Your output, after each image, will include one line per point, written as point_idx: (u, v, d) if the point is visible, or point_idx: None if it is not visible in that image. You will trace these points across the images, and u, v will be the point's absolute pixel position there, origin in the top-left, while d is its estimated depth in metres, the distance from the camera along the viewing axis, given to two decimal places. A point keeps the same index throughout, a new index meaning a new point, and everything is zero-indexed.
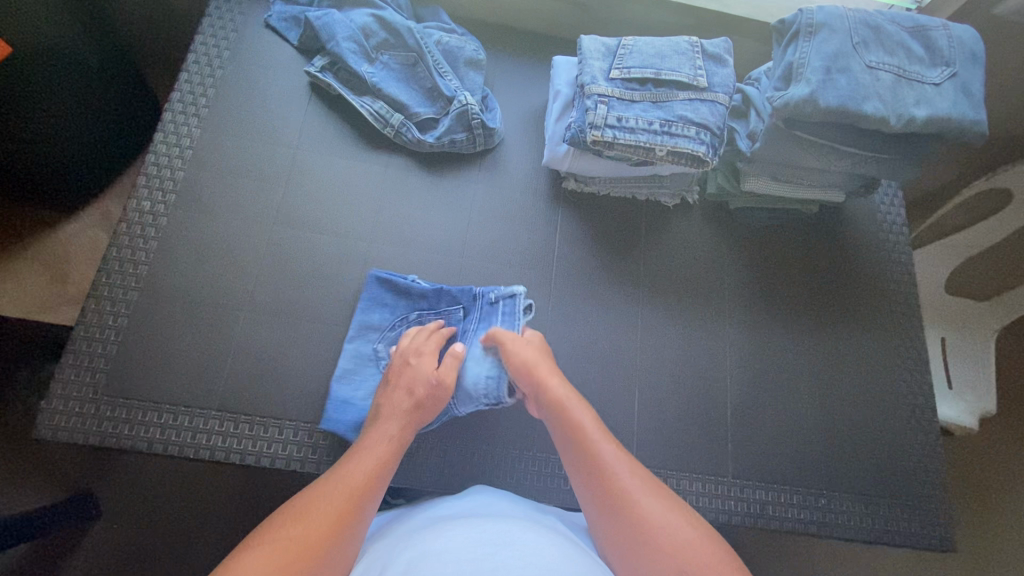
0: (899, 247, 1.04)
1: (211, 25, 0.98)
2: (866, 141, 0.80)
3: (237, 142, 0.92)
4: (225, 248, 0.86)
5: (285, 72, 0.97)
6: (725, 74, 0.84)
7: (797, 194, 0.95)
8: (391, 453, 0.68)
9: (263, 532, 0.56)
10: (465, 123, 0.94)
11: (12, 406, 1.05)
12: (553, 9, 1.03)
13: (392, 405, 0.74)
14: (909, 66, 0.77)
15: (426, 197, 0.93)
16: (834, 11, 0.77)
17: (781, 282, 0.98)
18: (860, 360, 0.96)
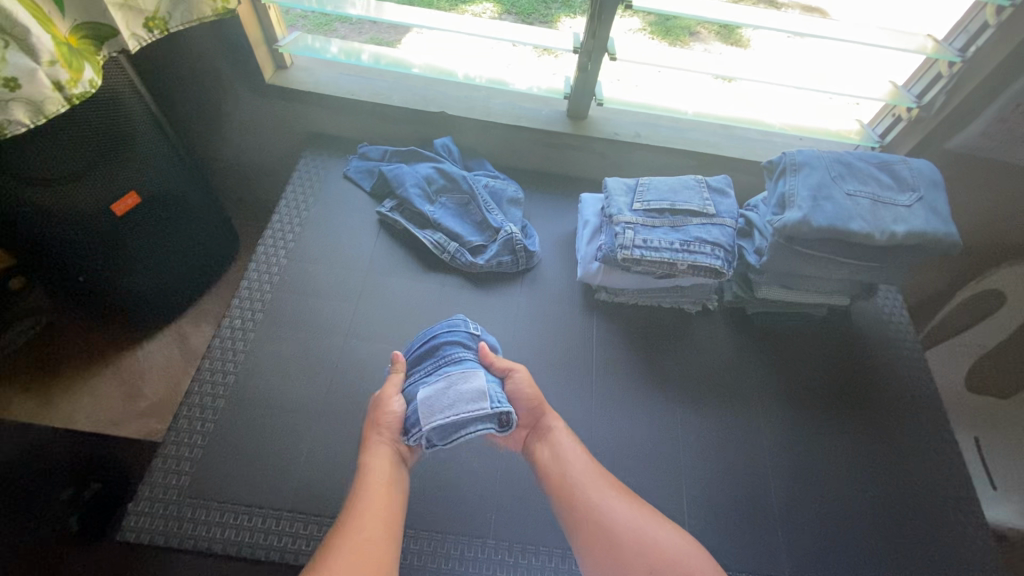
0: (907, 344, 1.13)
1: (300, 177, 1.21)
2: (857, 253, 0.94)
3: (318, 270, 1.08)
4: (301, 358, 0.98)
5: (359, 212, 1.16)
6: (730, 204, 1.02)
7: (806, 299, 1.07)
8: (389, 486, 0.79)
9: None
10: (511, 248, 1.10)
11: (45, 522, 1.05)
12: (577, 157, 1.25)
13: (376, 464, 0.81)
14: (883, 192, 0.93)
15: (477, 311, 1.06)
16: (811, 155, 0.95)
17: (805, 379, 1.06)
18: (893, 453, 1.00)
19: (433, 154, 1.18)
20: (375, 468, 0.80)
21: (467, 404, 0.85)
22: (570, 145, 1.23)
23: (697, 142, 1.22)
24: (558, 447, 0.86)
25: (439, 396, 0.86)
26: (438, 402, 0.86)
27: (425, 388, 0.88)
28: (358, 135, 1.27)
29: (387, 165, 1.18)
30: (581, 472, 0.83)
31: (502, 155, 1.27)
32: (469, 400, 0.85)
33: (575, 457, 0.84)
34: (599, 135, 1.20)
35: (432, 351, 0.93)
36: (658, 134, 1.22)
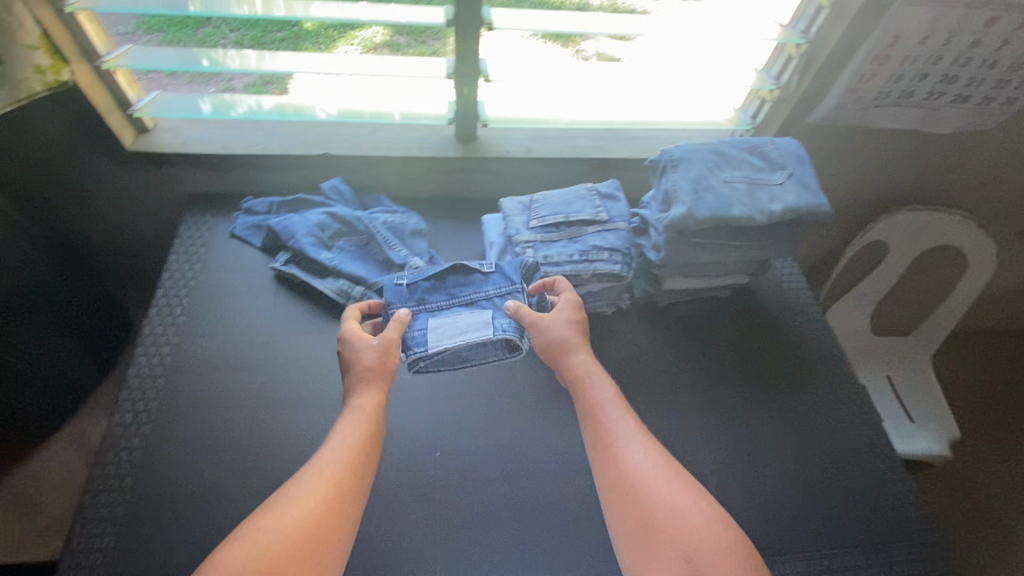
0: (809, 308, 1.20)
1: (183, 244, 1.13)
2: (744, 235, 0.99)
3: (215, 342, 1.01)
4: (208, 441, 0.91)
5: (253, 271, 1.10)
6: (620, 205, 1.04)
7: (709, 284, 1.11)
8: (360, 450, 0.75)
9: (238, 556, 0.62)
10: None
11: None
12: (474, 179, 1.24)
13: (360, 407, 0.80)
14: (757, 175, 0.97)
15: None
16: (687, 149, 0.99)
17: (721, 360, 1.11)
18: (811, 415, 1.06)
19: (323, 199, 1.14)
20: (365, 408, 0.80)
21: (476, 332, 0.91)
22: (464, 168, 1.22)
23: (587, 148, 1.24)
24: (588, 390, 0.84)
25: (447, 325, 0.92)
26: (445, 330, 0.91)
27: (434, 318, 0.92)
28: (242, 189, 1.20)
29: (276, 218, 1.12)
30: (609, 417, 0.81)
31: (398, 188, 1.24)
32: (474, 329, 0.91)
33: (605, 400, 0.83)
34: (490, 155, 1.19)
35: (442, 276, 0.96)
36: (548, 146, 1.23)
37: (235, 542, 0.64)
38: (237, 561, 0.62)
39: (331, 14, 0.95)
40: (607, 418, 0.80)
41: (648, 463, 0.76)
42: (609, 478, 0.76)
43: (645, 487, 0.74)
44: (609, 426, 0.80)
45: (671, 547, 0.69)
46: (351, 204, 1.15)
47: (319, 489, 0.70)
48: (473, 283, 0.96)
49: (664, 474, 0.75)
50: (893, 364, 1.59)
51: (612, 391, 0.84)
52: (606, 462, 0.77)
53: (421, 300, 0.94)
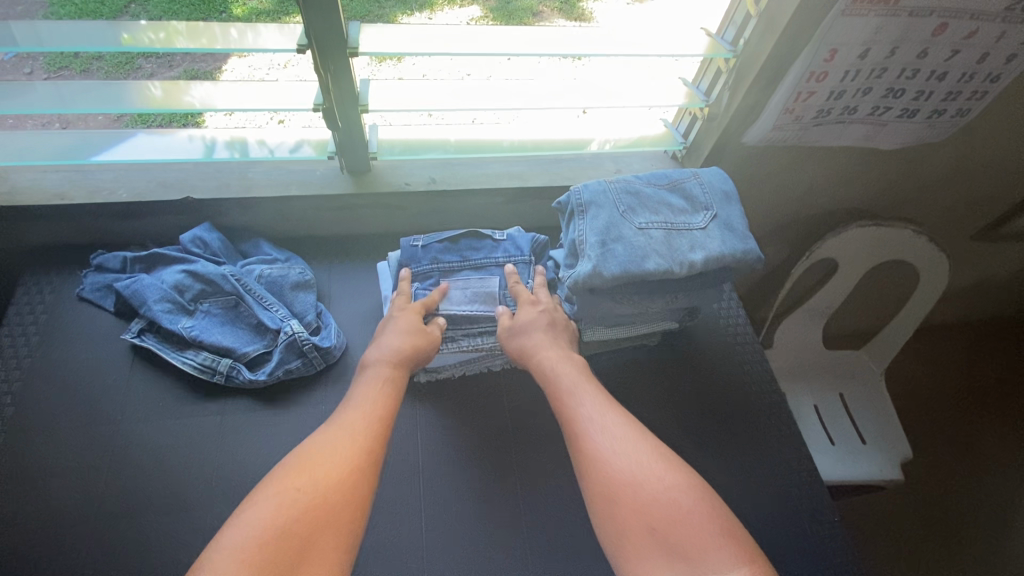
0: (748, 345, 1.09)
1: (17, 311, 0.95)
2: (664, 286, 0.86)
3: (51, 436, 0.86)
4: (34, 566, 0.76)
5: (104, 342, 0.94)
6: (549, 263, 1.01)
7: (633, 332, 0.98)
8: (377, 414, 0.76)
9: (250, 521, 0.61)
10: (297, 350, 0.92)
11: None
12: (372, 215, 1.09)
13: (380, 363, 0.83)
14: (676, 219, 0.85)
15: (265, 439, 0.88)
16: (597, 189, 0.85)
17: (650, 413, 0.99)
18: (749, 474, 0.95)
19: (184, 252, 0.97)
20: (388, 380, 0.81)
21: (485, 304, 0.95)
22: (358, 205, 1.06)
23: (499, 177, 1.10)
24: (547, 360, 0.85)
25: (458, 290, 0.96)
26: (456, 296, 0.95)
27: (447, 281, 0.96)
28: (93, 240, 1.02)
29: (128, 277, 0.95)
30: (570, 387, 0.82)
31: (284, 229, 1.08)
32: (481, 299, 0.95)
33: (565, 371, 0.84)
34: (386, 190, 1.04)
35: (456, 238, 0.99)
36: (455, 175, 1.09)
37: (277, 497, 0.63)
38: (278, 516, 0.61)
39: (172, 40, 0.78)
40: (570, 389, 0.82)
41: (612, 430, 0.76)
42: (576, 446, 0.76)
43: (609, 453, 0.73)
44: (573, 396, 0.81)
45: (641, 513, 0.67)
46: (220, 256, 0.99)
47: (350, 449, 0.71)
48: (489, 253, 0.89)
49: (631, 439, 0.74)
50: (847, 381, 1.50)
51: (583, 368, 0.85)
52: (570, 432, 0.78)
53: (435, 259, 0.97)
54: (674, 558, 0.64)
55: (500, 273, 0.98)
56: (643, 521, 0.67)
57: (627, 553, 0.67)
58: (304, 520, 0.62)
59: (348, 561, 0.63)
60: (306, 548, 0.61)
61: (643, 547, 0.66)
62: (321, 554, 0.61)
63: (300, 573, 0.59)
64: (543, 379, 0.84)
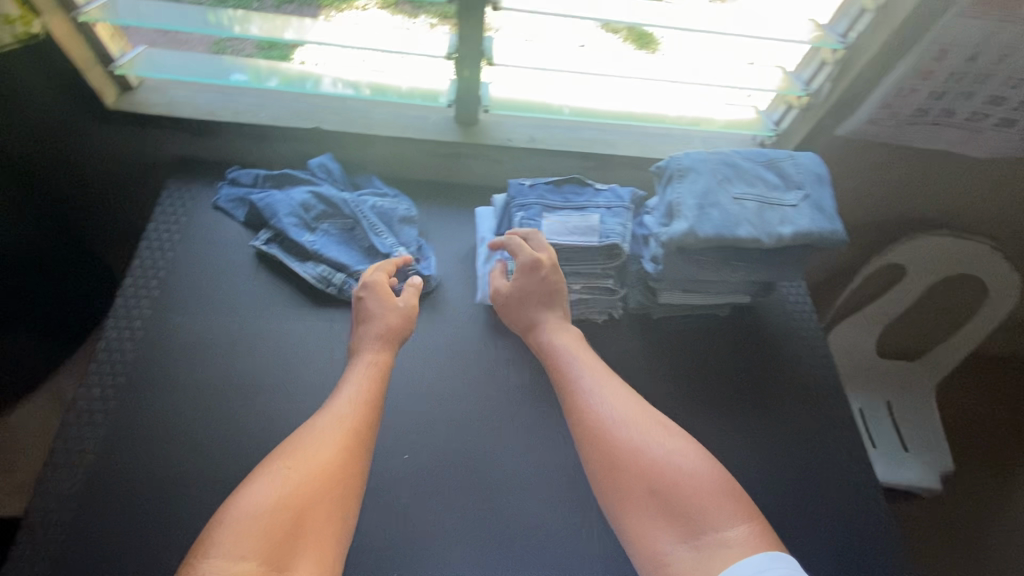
0: (811, 330, 1.14)
1: (163, 211, 1.08)
2: (748, 256, 0.92)
3: (189, 319, 0.99)
4: (175, 424, 0.89)
5: (234, 247, 1.06)
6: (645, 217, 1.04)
7: (706, 300, 1.04)
8: (372, 398, 0.82)
9: (252, 492, 0.67)
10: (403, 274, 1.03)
11: None
12: (472, 164, 1.17)
13: (376, 359, 0.87)
14: (769, 194, 0.90)
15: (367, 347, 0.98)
16: (698, 158, 0.92)
17: (712, 378, 1.06)
18: (803, 447, 1.00)
19: (311, 176, 1.08)
20: (375, 363, 0.87)
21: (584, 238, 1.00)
22: (462, 154, 1.15)
23: (594, 143, 1.16)
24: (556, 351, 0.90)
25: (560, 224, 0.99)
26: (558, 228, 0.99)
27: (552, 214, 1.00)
28: (228, 157, 1.15)
29: (260, 191, 1.08)
30: (575, 374, 0.86)
31: (392, 168, 1.18)
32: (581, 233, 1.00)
33: (575, 358, 0.88)
34: (491, 142, 1.13)
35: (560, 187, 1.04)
36: (553, 136, 1.16)
37: (270, 477, 0.69)
38: (274, 492, 0.67)
39: None
40: (574, 373, 0.86)
41: (616, 410, 0.81)
42: (580, 430, 0.81)
43: (615, 433, 0.79)
44: (577, 383, 0.85)
45: (643, 479, 0.74)
46: (340, 183, 1.10)
47: (338, 428, 0.76)
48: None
49: (632, 418, 0.80)
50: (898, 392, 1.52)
51: (587, 352, 0.90)
52: (573, 418, 0.83)
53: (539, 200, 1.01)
54: (675, 517, 0.71)
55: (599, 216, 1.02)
56: (646, 487, 0.74)
57: (630, 515, 0.74)
58: (299, 494, 0.68)
59: (341, 527, 0.70)
60: (301, 519, 0.67)
61: (644, 507, 0.73)
62: (317, 522, 0.68)
63: (294, 542, 0.65)
64: (552, 360, 0.90)
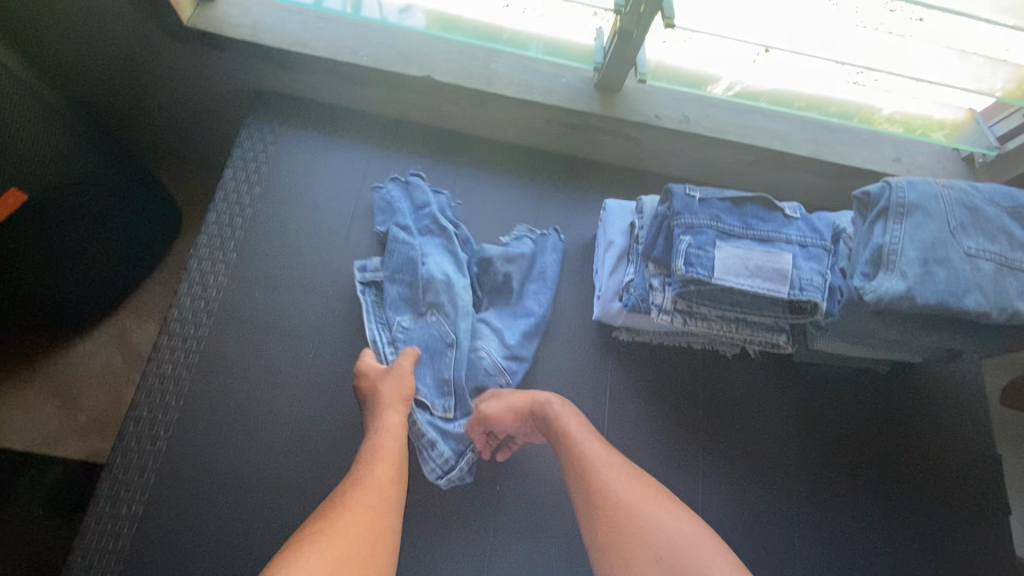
0: (972, 398, 0.96)
1: (241, 157, 0.93)
2: (959, 325, 0.73)
3: (267, 294, 0.86)
4: (252, 417, 0.79)
5: (321, 212, 0.92)
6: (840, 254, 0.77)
7: (868, 354, 0.87)
8: (388, 465, 0.66)
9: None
10: (450, 462, 0.78)
11: None
12: (602, 140, 0.97)
13: (386, 428, 0.70)
14: (1012, 253, 0.69)
15: (457, 456, 0.79)
16: (926, 191, 0.70)
17: (849, 439, 0.91)
18: (943, 533, 0.87)
19: (439, 208, 0.92)
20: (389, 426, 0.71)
21: (768, 283, 0.67)
22: (594, 127, 0.94)
23: (759, 134, 0.94)
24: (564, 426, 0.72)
25: (737, 259, 0.67)
26: (734, 263, 0.67)
27: (726, 241, 0.68)
28: (319, 98, 0.97)
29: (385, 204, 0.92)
30: (588, 445, 0.69)
31: (506, 133, 0.99)
32: (765, 276, 0.67)
33: (584, 431, 0.71)
34: (635, 118, 0.91)
35: (742, 198, 0.71)
36: (710, 118, 0.93)
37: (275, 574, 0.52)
38: None
39: None
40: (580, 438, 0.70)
41: (625, 479, 0.66)
42: (591, 518, 0.64)
43: (627, 509, 0.63)
44: (589, 454, 0.68)
45: (658, 555, 0.59)
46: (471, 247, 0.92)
47: (361, 501, 0.61)
48: (773, 220, 0.70)
49: (645, 489, 0.65)
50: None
51: (576, 414, 0.74)
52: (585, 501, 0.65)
53: (714, 219, 0.70)
54: None
55: (795, 252, 0.68)
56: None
57: None
58: None
59: None
60: None
61: None
62: None
63: None
64: (546, 425, 0.74)
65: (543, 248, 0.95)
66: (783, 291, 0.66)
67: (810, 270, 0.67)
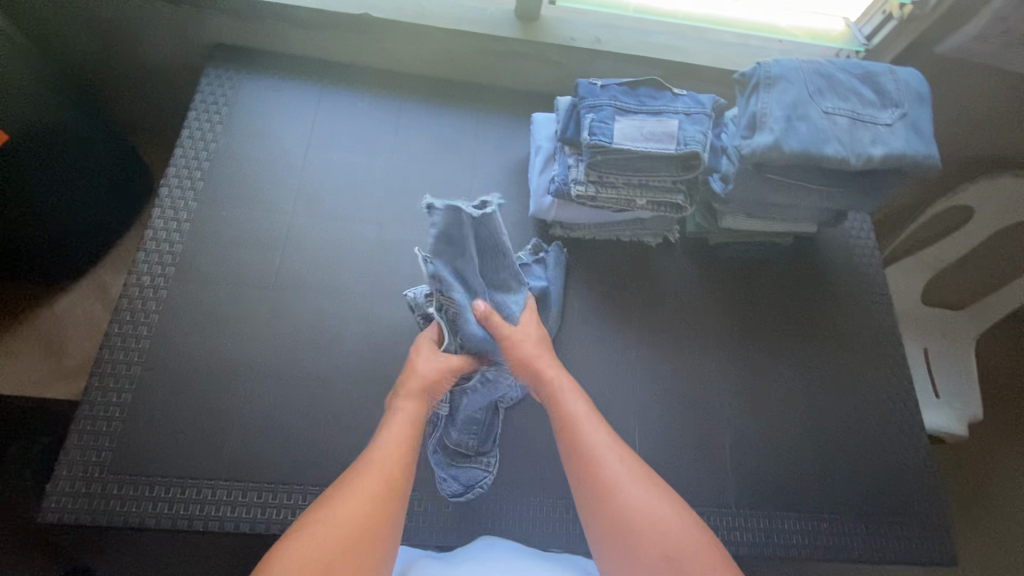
0: (872, 268, 1.08)
1: (203, 100, 1.03)
2: (829, 179, 0.86)
3: (233, 214, 0.96)
4: (225, 316, 0.89)
5: (278, 143, 1.02)
6: (726, 129, 0.91)
7: (769, 227, 1.00)
8: (411, 440, 0.70)
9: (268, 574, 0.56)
10: (467, 484, 0.84)
11: None
12: (527, 68, 1.09)
13: (402, 412, 0.72)
14: (863, 109, 0.82)
15: (469, 486, 0.84)
16: (789, 65, 0.83)
17: (764, 308, 1.03)
18: (850, 380, 0.99)
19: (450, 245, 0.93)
20: (409, 411, 0.72)
21: (658, 143, 0.79)
22: (519, 54, 1.06)
23: (664, 49, 1.06)
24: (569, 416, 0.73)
25: (633, 129, 0.80)
26: (630, 132, 0.79)
27: (623, 115, 0.80)
28: (272, 47, 1.08)
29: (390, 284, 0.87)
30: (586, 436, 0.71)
31: (443, 68, 1.10)
32: (656, 140, 0.79)
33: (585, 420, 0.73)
34: (552, 41, 1.03)
35: (636, 82, 0.83)
36: (620, 39, 1.06)
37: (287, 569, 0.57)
38: None
39: None
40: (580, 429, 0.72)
41: (624, 474, 0.68)
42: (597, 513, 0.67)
43: (630, 507, 0.66)
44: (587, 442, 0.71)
45: (649, 549, 0.63)
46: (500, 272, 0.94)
47: (351, 486, 0.64)
48: (663, 97, 0.82)
49: (643, 481, 0.68)
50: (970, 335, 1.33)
51: (590, 410, 0.74)
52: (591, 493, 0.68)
53: (612, 99, 0.81)
54: None
55: (680, 120, 0.80)
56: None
57: None
58: None
59: None
60: None
61: None
62: None
63: None
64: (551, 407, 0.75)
65: (483, 164, 1.06)
66: (672, 148, 0.79)
67: (693, 131, 0.80)
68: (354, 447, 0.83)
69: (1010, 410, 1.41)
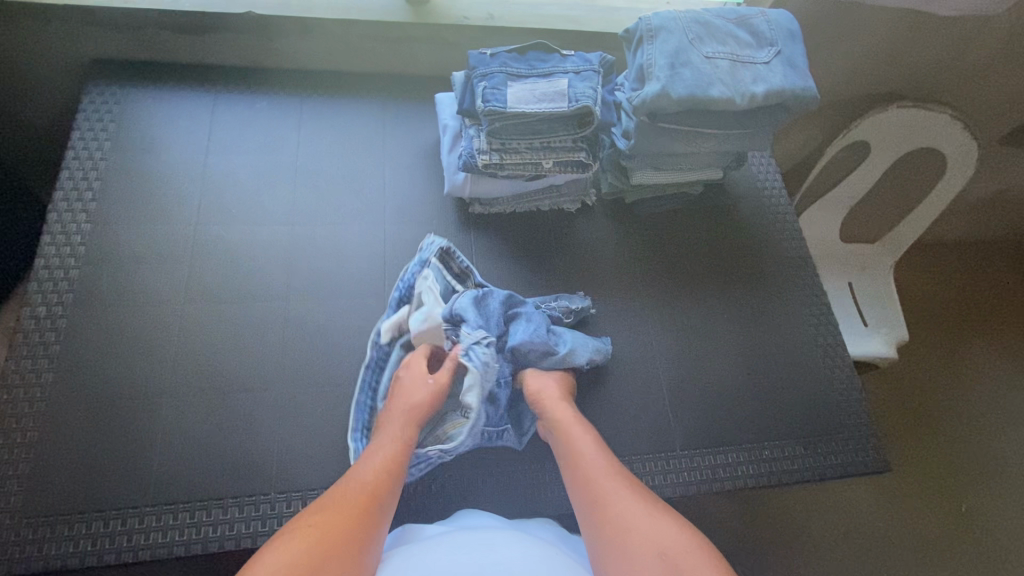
0: (780, 206, 1.13)
1: (86, 119, 0.98)
2: (723, 120, 0.89)
3: (132, 231, 0.91)
4: (135, 338, 0.84)
5: (175, 154, 0.98)
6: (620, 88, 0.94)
7: (679, 178, 1.03)
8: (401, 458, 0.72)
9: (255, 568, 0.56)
10: None
11: None
12: (425, 51, 1.09)
13: (395, 437, 0.74)
14: (741, 51, 0.86)
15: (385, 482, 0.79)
16: (667, 16, 0.86)
17: (686, 257, 1.06)
18: (773, 312, 1.04)
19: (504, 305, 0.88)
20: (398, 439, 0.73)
21: (551, 103, 0.81)
22: (413, 38, 1.06)
23: (556, 20, 1.08)
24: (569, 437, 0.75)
25: (526, 93, 0.81)
26: (522, 95, 0.81)
27: (514, 80, 0.82)
28: (156, 58, 1.04)
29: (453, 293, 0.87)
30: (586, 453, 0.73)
31: (339, 61, 1.09)
32: (548, 100, 0.81)
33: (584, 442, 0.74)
34: (444, 22, 1.04)
35: (524, 48, 0.84)
36: (512, 13, 1.07)
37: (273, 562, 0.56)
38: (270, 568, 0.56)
39: None
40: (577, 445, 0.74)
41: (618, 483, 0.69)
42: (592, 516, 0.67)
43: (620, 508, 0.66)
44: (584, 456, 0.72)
45: (641, 546, 0.62)
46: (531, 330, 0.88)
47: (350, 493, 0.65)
48: (551, 59, 0.84)
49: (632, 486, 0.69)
50: (885, 263, 1.39)
51: (584, 429, 0.76)
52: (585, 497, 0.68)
53: (502, 66, 0.82)
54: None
55: (569, 79, 0.83)
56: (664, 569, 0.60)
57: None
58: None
59: None
60: None
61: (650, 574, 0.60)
62: None
63: None
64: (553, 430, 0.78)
65: (394, 151, 1.05)
66: (565, 106, 0.81)
67: (583, 88, 0.82)
68: (289, 451, 0.81)
69: (931, 327, 1.49)
